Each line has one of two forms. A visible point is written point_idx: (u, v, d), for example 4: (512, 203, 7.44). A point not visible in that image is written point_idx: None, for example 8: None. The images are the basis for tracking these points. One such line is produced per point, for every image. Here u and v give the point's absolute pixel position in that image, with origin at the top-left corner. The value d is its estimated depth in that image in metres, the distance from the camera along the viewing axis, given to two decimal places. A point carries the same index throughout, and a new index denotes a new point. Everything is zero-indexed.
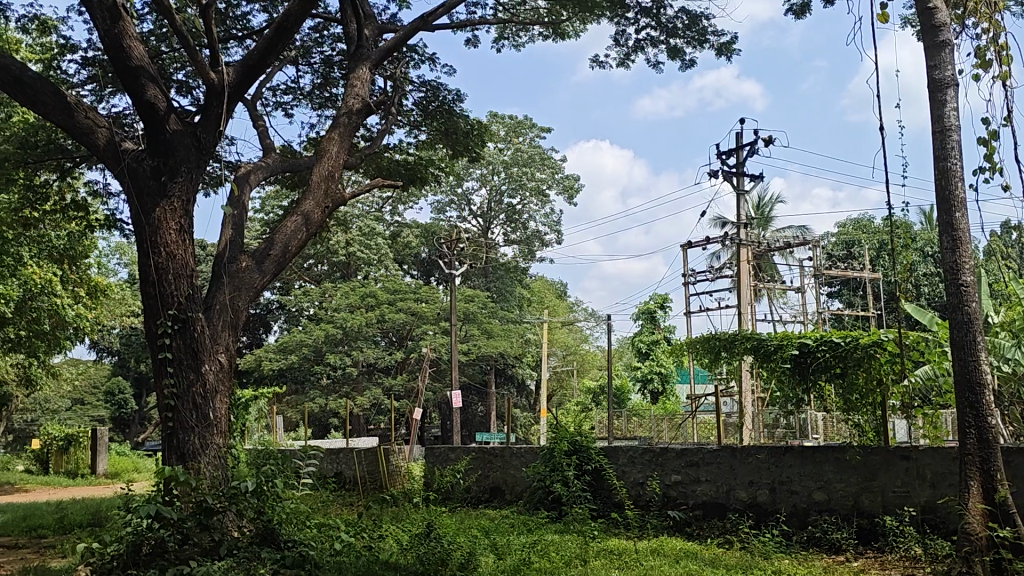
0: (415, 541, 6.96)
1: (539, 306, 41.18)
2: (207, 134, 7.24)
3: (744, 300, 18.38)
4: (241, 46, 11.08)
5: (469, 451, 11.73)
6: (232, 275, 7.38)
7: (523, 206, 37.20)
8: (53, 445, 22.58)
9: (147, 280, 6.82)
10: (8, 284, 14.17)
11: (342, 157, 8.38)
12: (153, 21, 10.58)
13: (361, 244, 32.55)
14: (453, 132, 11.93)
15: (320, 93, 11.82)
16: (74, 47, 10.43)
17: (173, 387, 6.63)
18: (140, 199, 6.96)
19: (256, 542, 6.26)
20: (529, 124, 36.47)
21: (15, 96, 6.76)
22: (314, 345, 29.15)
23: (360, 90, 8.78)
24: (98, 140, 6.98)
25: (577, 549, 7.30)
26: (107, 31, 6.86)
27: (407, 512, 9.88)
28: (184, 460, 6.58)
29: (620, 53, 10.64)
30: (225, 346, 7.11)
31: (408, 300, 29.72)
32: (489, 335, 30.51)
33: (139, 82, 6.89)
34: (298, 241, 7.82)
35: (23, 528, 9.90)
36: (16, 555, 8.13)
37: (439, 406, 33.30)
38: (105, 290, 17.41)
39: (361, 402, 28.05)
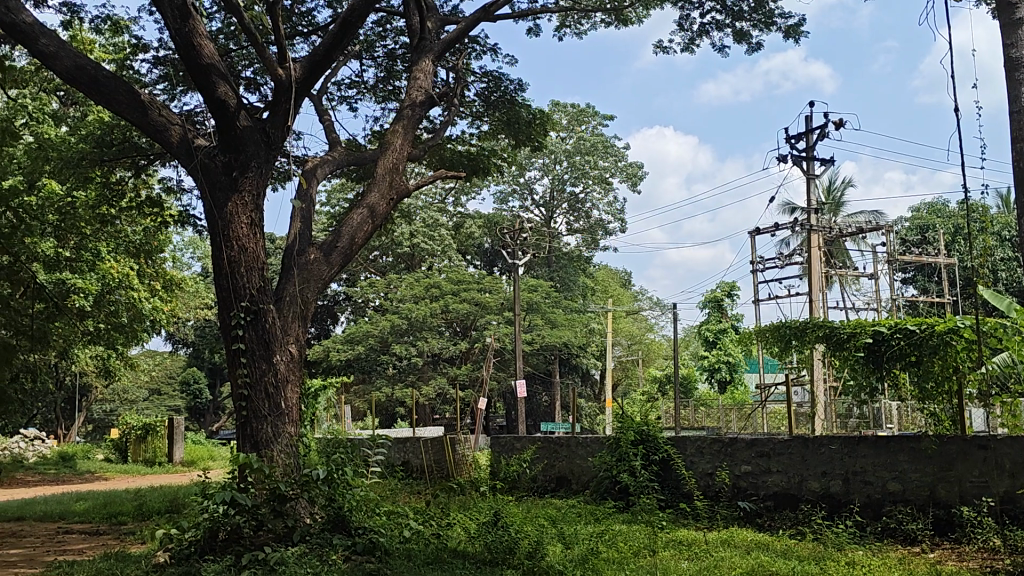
0: (482, 530, 7.01)
1: (604, 296, 41.07)
2: (277, 129, 7.37)
3: (815, 287, 18.03)
4: (307, 42, 11.26)
5: (534, 440, 11.78)
6: (301, 267, 7.50)
7: (586, 195, 37.08)
8: (132, 434, 23.29)
9: (220, 273, 6.98)
10: (86, 278, 14.71)
11: (406, 149, 8.46)
12: (221, 20, 10.84)
13: (425, 236, 32.84)
14: (515, 123, 11.93)
15: (383, 86, 11.94)
16: (145, 47, 10.73)
17: (246, 377, 6.78)
18: (212, 193, 7.13)
19: (327, 529, 6.37)
20: (591, 113, 36.33)
21: (92, 95, 6.98)
22: (380, 336, 29.57)
23: (423, 83, 8.87)
24: (172, 137, 7.16)
25: (646, 539, 7.28)
26: (178, 30, 7.02)
27: (473, 500, 9.98)
28: (257, 449, 6.72)
29: (684, 38, 10.52)
30: (295, 337, 7.23)
31: (472, 290, 29.91)
32: (553, 325, 30.54)
33: (210, 80, 7.07)
34: (363, 234, 7.92)
35: (105, 515, 10.23)
36: (98, 541, 8.41)
37: (504, 396, 33.45)
38: (179, 283, 17.96)
39: (426, 392, 28.35)
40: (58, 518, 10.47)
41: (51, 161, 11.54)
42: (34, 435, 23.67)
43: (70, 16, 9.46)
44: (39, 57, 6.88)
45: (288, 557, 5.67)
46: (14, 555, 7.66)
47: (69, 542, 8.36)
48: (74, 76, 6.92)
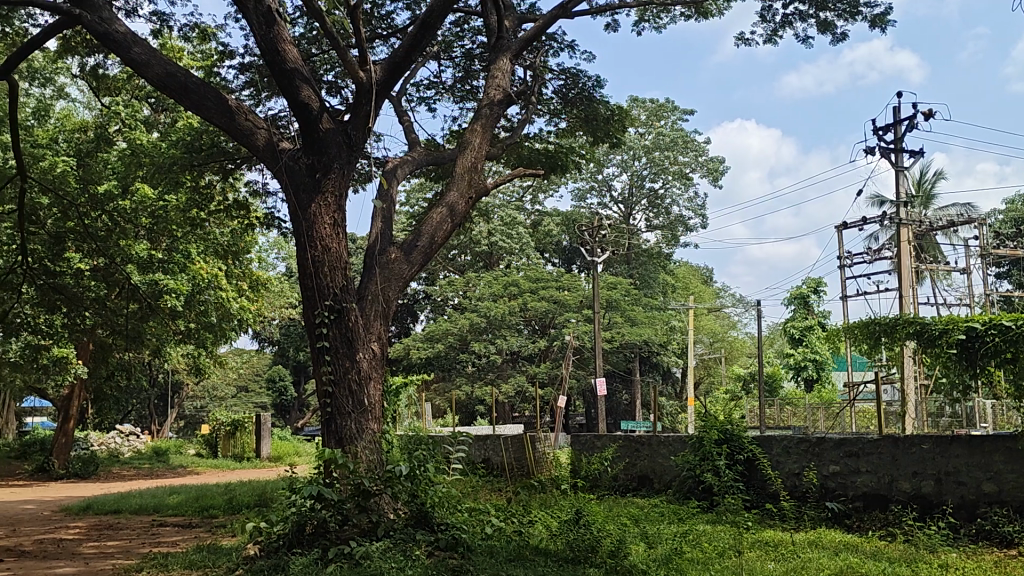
0: (564, 528, 7.00)
1: (684, 292, 40.63)
2: (358, 131, 7.48)
3: (905, 282, 17.47)
4: (386, 44, 11.40)
5: (616, 438, 11.73)
6: (382, 266, 7.59)
7: (666, 190, 36.72)
8: (222, 430, 24.04)
9: (305, 274, 7.13)
10: (179, 279, 15.18)
11: (485, 148, 8.51)
12: (304, 25, 11.08)
13: (503, 234, 32.95)
14: (593, 119, 11.88)
15: (461, 86, 12.02)
16: (231, 54, 11.01)
17: (330, 374, 6.90)
18: (297, 195, 7.28)
19: (411, 525, 6.43)
20: (670, 107, 35.98)
21: (182, 101, 7.20)
22: (460, 334, 29.86)
23: (501, 81, 8.90)
24: (257, 141, 7.34)
25: (731, 540, 7.16)
26: (263, 36, 7.24)
27: (556, 498, 9.99)
28: (342, 445, 6.82)
29: (767, 29, 10.31)
30: (377, 335, 7.32)
31: (550, 288, 29.91)
32: (633, 323, 30.32)
33: (294, 84, 7.24)
34: (443, 233, 7.98)
35: (197, 508, 10.57)
36: (191, 533, 8.68)
37: (584, 394, 33.39)
38: (264, 283, 18.51)
39: (506, 390, 28.50)
40: (152, 511, 10.84)
41: (144, 167, 11.95)
42: (130, 431, 24.57)
43: (159, 25, 9.77)
44: (132, 65, 7.15)
45: (371, 551, 5.75)
46: (113, 546, 7.99)
47: (164, 535, 8.67)
48: (165, 83, 7.16)
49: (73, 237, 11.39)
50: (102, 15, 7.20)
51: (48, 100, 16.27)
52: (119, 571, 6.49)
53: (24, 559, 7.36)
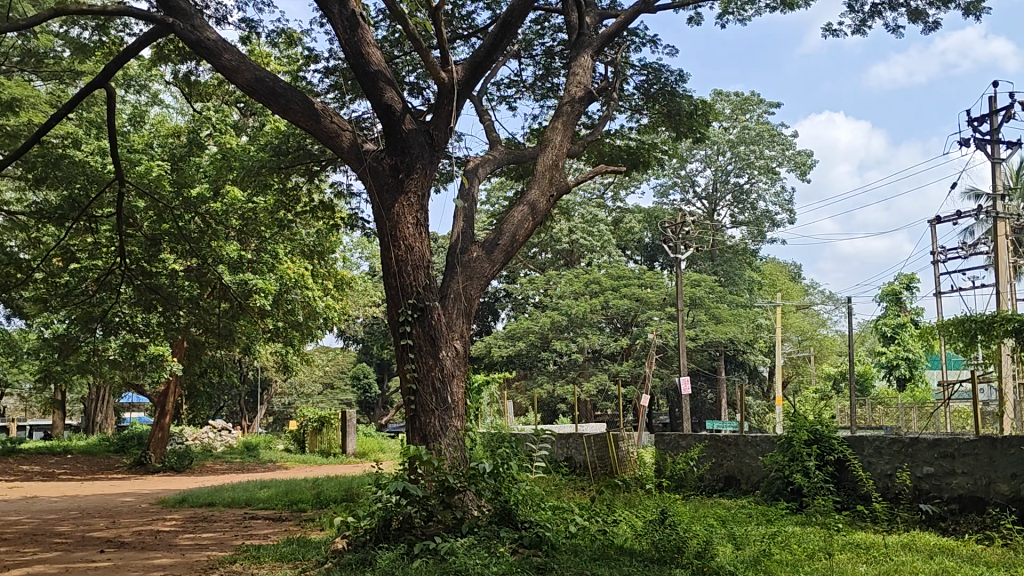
0: (650, 528, 6.92)
1: (771, 289, 39.88)
2: (440, 131, 7.54)
3: (1004, 279, 16.79)
4: (467, 44, 11.50)
5: (702, 438, 11.57)
6: (464, 265, 7.63)
7: (751, 185, 36.13)
8: (309, 426, 24.60)
9: (389, 272, 7.22)
10: (267, 278, 15.63)
11: (566, 145, 8.50)
12: (386, 28, 11.27)
13: (584, 231, 32.85)
14: (677, 114, 11.72)
15: (542, 84, 12.01)
16: (317, 58, 11.25)
17: (414, 372, 6.99)
18: (380, 196, 7.37)
19: (494, 522, 6.44)
20: (756, 101, 35.39)
21: (270, 105, 7.37)
22: (541, 332, 29.96)
23: (582, 78, 8.87)
24: (342, 143, 7.47)
25: (821, 542, 7.00)
26: (348, 40, 7.40)
27: (640, 498, 9.89)
28: (426, 442, 6.90)
29: (855, 20, 10.03)
30: (460, 334, 7.36)
31: (633, 286, 29.66)
32: (718, 321, 29.84)
33: (377, 86, 7.36)
34: (525, 231, 7.98)
35: (287, 502, 10.83)
36: (281, 527, 8.91)
37: (668, 393, 33.08)
38: (349, 282, 18.89)
39: (587, 389, 28.43)
40: (245, 504, 11.17)
41: (234, 170, 12.30)
42: (222, 426, 25.37)
43: (248, 31, 10.02)
44: (223, 71, 7.36)
45: (456, 548, 5.78)
46: (208, 538, 8.23)
47: (256, 528, 8.88)
48: (254, 89, 7.35)
49: (168, 238, 11.78)
50: (193, 23, 7.42)
51: (143, 107, 16.92)
52: (214, 563, 6.71)
53: (124, 550, 7.63)
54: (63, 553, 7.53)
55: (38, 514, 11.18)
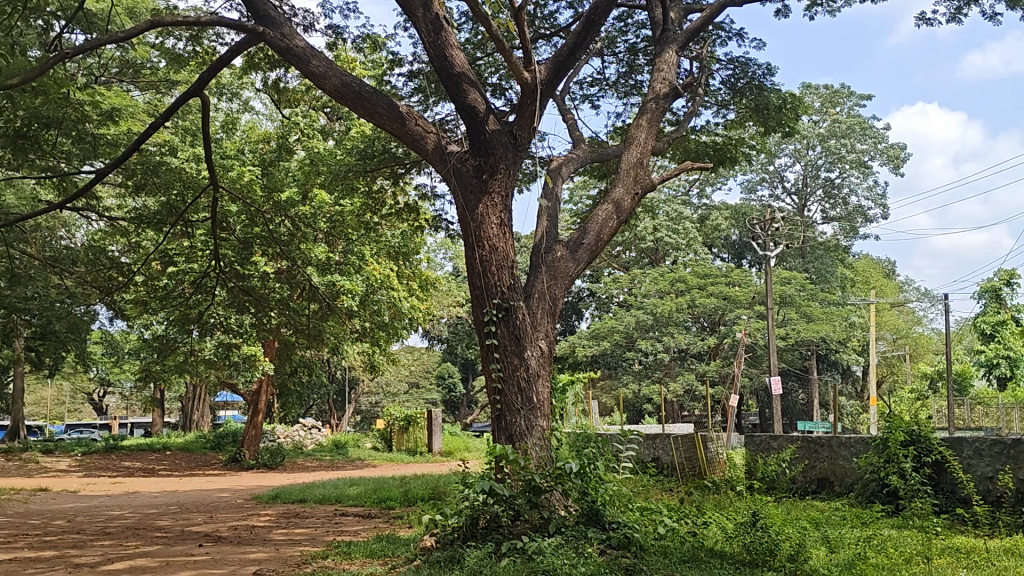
0: (740, 530, 6.80)
1: (864, 286, 38.82)
2: (523, 131, 7.56)
3: None
4: (550, 44, 11.53)
5: (793, 439, 11.30)
6: (549, 265, 7.62)
7: (843, 179, 35.25)
8: (397, 424, 24.99)
9: (474, 273, 7.27)
10: (353, 279, 16.09)
11: (650, 143, 8.43)
12: (469, 30, 11.42)
13: (669, 230, 32.50)
14: (764, 109, 11.50)
15: (625, 81, 11.94)
16: (401, 62, 11.42)
17: (499, 371, 7.01)
18: (464, 197, 7.42)
19: (582, 522, 6.41)
20: (846, 93, 34.52)
21: (356, 109, 7.51)
22: (626, 331, 29.84)
23: (667, 74, 8.77)
24: (427, 145, 7.55)
25: (919, 546, 6.77)
26: (432, 44, 7.51)
27: (730, 500, 9.70)
28: (512, 441, 6.91)
29: (951, 7, 9.66)
30: (545, 333, 7.35)
31: (719, 284, 29.15)
32: (810, 319, 29.15)
33: (461, 87, 7.44)
34: (610, 229, 7.93)
35: (376, 500, 11.02)
36: (370, 524, 9.07)
37: (758, 393, 32.49)
38: (434, 282, 19.17)
39: (674, 389, 28.16)
40: (336, 501, 11.40)
41: (322, 173, 12.58)
42: (313, 424, 25.95)
43: (335, 38, 10.21)
44: (311, 77, 7.52)
45: (545, 547, 5.80)
46: (300, 534, 8.42)
47: (346, 525, 9.04)
48: (341, 93, 7.49)
49: (259, 241, 12.09)
50: (283, 31, 7.59)
51: (235, 115, 17.45)
52: (308, 557, 6.87)
53: (221, 544, 7.87)
54: (165, 547, 7.79)
55: (140, 508, 11.63)
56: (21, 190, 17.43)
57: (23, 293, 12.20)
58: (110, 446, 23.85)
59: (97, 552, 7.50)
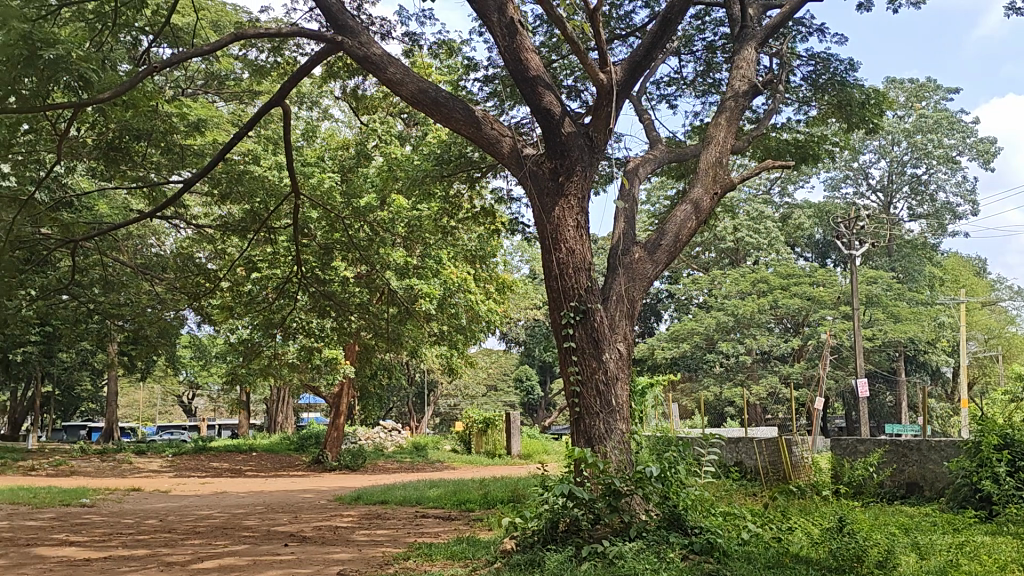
0: (827, 535, 6.65)
1: (953, 285, 37.59)
2: (599, 133, 7.53)
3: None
4: (626, 44, 11.49)
5: (879, 443, 10.97)
6: (627, 267, 7.55)
7: (930, 176, 34.23)
8: (476, 427, 25.16)
9: (551, 275, 7.26)
10: (431, 283, 16.34)
11: (730, 141, 8.30)
12: (545, 33, 11.44)
13: (749, 229, 31.96)
14: (847, 105, 11.20)
15: (703, 80, 11.80)
16: (476, 67, 11.49)
17: (578, 374, 6.99)
18: (541, 200, 7.43)
19: (664, 527, 6.32)
20: (933, 87, 33.51)
21: (433, 114, 7.58)
22: (707, 333, 29.58)
23: (745, 72, 8.62)
24: (503, 148, 7.58)
25: (1015, 553, 6.51)
26: (507, 47, 7.54)
27: (815, 504, 9.50)
28: (591, 444, 6.85)
29: None
30: (623, 335, 7.29)
31: (803, 284, 28.55)
32: (897, 319, 28.36)
33: (536, 91, 7.46)
34: (689, 230, 7.84)
35: (456, 502, 11.11)
36: (449, 526, 9.14)
37: (843, 395, 31.73)
38: (511, 286, 19.31)
39: (756, 391, 27.69)
40: (416, 502, 11.53)
41: (400, 179, 12.77)
42: (393, 426, 26.29)
43: (411, 44, 10.34)
44: (389, 85, 7.62)
45: (626, 551, 5.75)
46: (382, 535, 8.53)
47: (428, 526, 9.14)
48: (417, 99, 7.57)
49: (339, 247, 12.30)
50: (360, 40, 7.71)
51: (315, 122, 17.86)
52: (390, 557, 6.97)
53: (305, 544, 8.03)
54: (252, 546, 7.98)
55: (228, 509, 11.93)
56: (114, 200, 18.11)
57: (116, 299, 12.67)
58: (199, 448, 24.58)
59: (189, 551, 7.72)
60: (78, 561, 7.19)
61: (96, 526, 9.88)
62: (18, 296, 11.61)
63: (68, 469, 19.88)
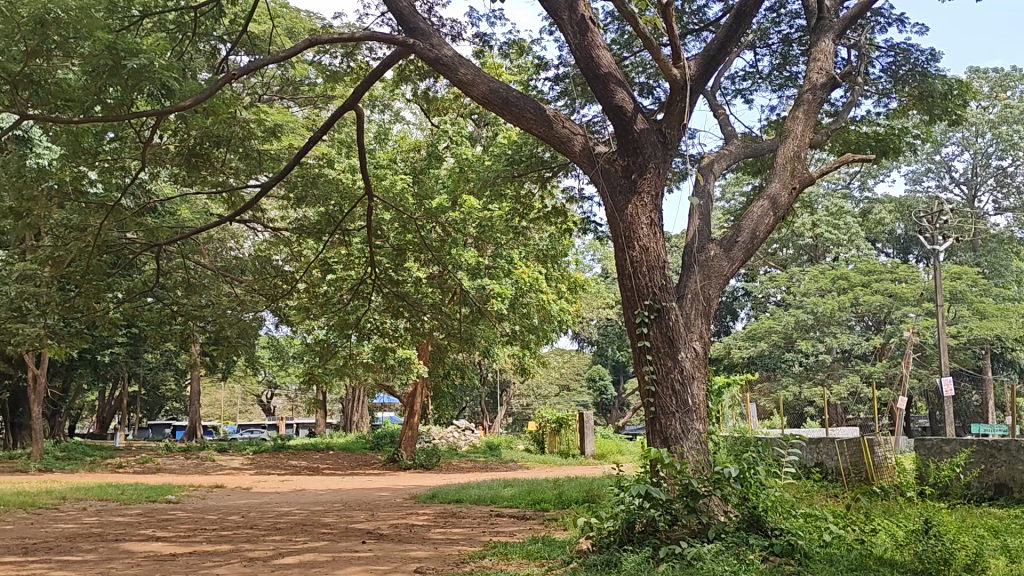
0: (912, 537, 6.45)
1: None
2: (673, 129, 7.45)
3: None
4: (699, 39, 11.36)
5: (966, 444, 10.59)
6: (703, 265, 7.44)
7: (1016, 167, 33.02)
8: (549, 427, 25.16)
9: (625, 274, 7.20)
10: (503, 283, 16.44)
11: (808, 135, 8.13)
12: (616, 30, 11.39)
13: (829, 225, 31.24)
14: (929, 96, 10.86)
15: (779, 73, 11.57)
16: (547, 66, 11.48)
17: (652, 374, 6.90)
18: (614, 199, 7.37)
19: (743, 528, 6.22)
20: (1018, 76, 32.31)
21: (505, 115, 7.58)
22: (785, 331, 29.15)
23: (823, 63, 8.42)
24: (575, 147, 7.54)
25: None
26: (578, 44, 7.51)
27: (899, 506, 9.25)
28: (667, 444, 6.76)
29: None
30: (699, 334, 7.18)
31: (884, 281, 27.78)
32: (984, 316, 27.43)
33: (609, 88, 7.40)
34: (766, 226, 7.69)
35: (531, 501, 11.11)
36: (525, 525, 9.14)
37: (926, 394, 30.82)
38: (583, 285, 19.28)
39: (837, 391, 27.05)
40: (491, 501, 11.56)
41: (471, 179, 12.83)
42: (467, 426, 26.46)
43: (482, 46, 10.39)
44: (460, 85, 7.64)
45: (705, 553, 5.67)
46: (457, 533, 8.58)
47: (503, 525, 9.16)
48: (489, 99, 7.57)
49: (411, 248, 12.40)
50: (431, 41, 7.75)
51: (388, 125, 18.08)
52: (466, 555, 7.01)
53: (382, 541, 8.13)
54: (330, 543, 8.11)
55: (306, 506, 12.13)
56: (196, 205, 18.62)
57: (198, 301, 13.00)
58: (278, 446, 25.09)
59: (270, 547, 7.87)
60: (165, 556, 7.39)
61: (181, 522, 10.13)
62: (107, 299, 12.01)
63: (154, 466, 20.51)
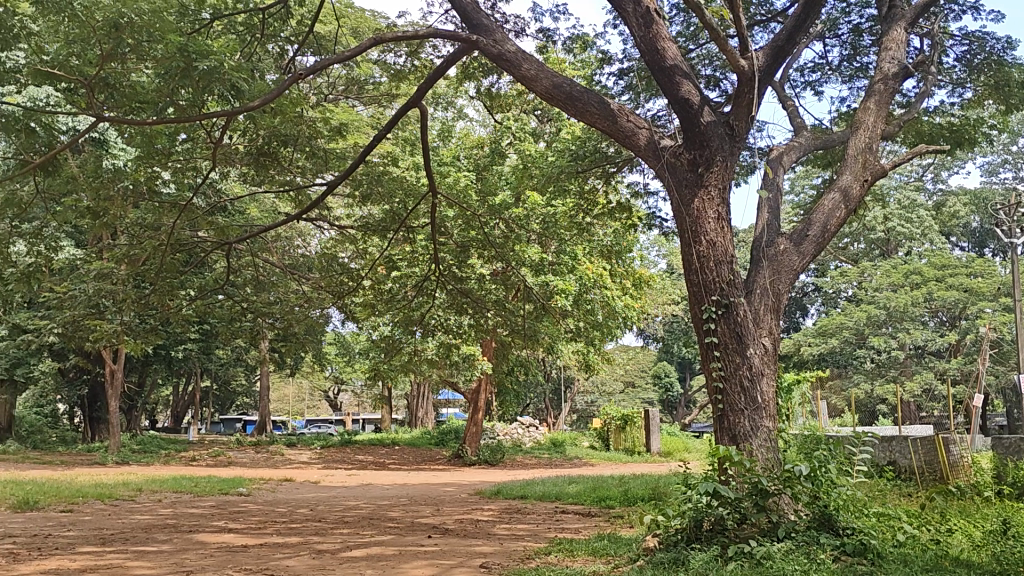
0: (990, 539, 6.26)
1: None
2: (741, 121, 7.31)
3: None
4: (767, 30, 11.15)
5: None
6: (771, 259, 7.31)
7: None
8: (614, 423, 25.04)
9: (691, 269, 7.11)
10: (567, 279, 16.42)
11: (879, 126, 7.91)
12: (681, 22, 11.25)
13: (901, 218, 30.49)
14: (1006, 85, 10.50)
15: (849, 64, 11.31)
16: (611, 60, 11.38)
17: (720, 371, 6.80)
18: (680, 192, 7.27)
19: (814, 526, 6.08)
20: None
21: (569, 109, 7.54)
22: (856, 327, 28.48)
23: (896, 53, 8.19)
24: (640, 141, 7.47)
25: None
26: (643, 37, 7.43)
27: (977, 506, 8.96)
28: (736, 442, 6.65)
29: None
30: (769, 330, 7.05)
31: (959, 275, 26.99)
32: None
33: (674, 81, 7.31)
34: (836, 220, 7.51)
35: (596, 498, 11.05)
36: (590, 522, 9.10)
37: (1004, 393, 29.86)
38: (648, 281, 19.13)
39: (910, 388, 26.37)
40: (555, 498, 11.54)
41: (535, 175, 12.83)
42: (532, 423, 26.48)
43: (546, 41, 10.35)
44: (523, 81, 7.62)
45: (774, 552, 5.56)
46: (523, 529, 8.58)
47: (568, 522, 9.13)
48: (552, 95, 7.54)
49: (475, 245, 12.45)
50: (495, 37, 7.75)
51: (451, 122, 18.16)
52: (532, 551, 7.01)
53: (448, 536, 8.18)
54: (397, 537, 8.19)
55: (373, 500, 12.28)
56: (264, 203, 18.97)
57: (267, 298, 13.25)
58: (346, 441, 25.43)
59: (338, 540, 7.97)
60: (236, 547, 7.53)
61: (252, 514, 10.33)
62: (180, 296, 12.30)
63: (226, 459, 20.98)
